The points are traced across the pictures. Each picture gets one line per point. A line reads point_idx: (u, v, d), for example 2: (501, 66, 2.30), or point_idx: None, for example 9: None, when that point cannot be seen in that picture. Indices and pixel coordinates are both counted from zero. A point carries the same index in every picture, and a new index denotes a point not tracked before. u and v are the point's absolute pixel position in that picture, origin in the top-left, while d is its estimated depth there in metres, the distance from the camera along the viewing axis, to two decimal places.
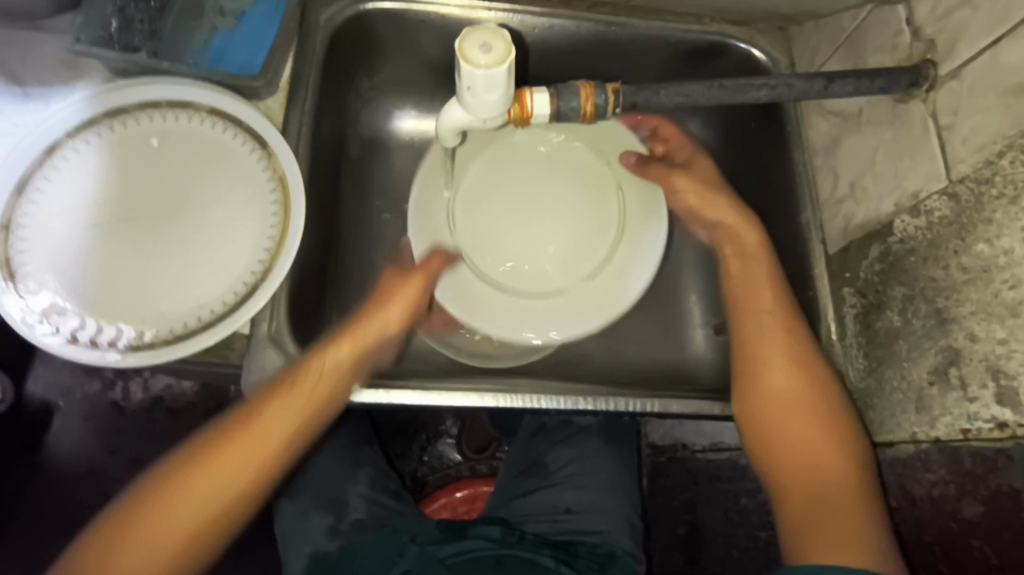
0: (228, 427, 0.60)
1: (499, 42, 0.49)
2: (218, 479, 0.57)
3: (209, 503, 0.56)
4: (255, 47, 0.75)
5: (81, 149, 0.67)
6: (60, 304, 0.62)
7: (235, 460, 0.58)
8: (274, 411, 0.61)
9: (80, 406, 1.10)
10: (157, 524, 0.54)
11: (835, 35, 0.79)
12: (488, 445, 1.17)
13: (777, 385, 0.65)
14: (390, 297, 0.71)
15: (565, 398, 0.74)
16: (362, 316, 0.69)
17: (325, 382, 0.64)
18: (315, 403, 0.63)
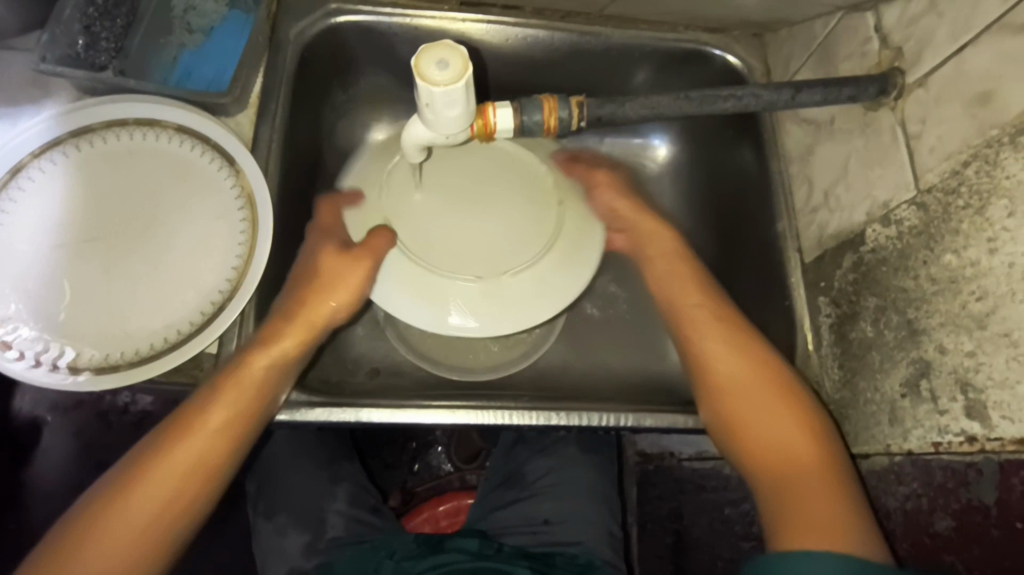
0: (162, 438, 0.57)
1: (455, 58, 0.49)
2: (159, 491, 0.55)
3: (147, 521, 0.54)
4: (224, 61, 0.75)
5: (45, 168, 0.66)
6: (26, 327, 0.61)
7: (173, 472, 0.55)
8: (211, 416, 0.58)
9: (65, 421, 1.10)
10: (101, 547, 0.52)
11: (808, 42, 0.79)
12: (476, 455, 1.16)
13: (722, 375, 0.65)
14: (334, 272, 0.67)
15: (538, 414, 0.74)
16: (305, 297, 0.66)
17: (264, 375, 0.62)
18: (253, 397, 0.61)
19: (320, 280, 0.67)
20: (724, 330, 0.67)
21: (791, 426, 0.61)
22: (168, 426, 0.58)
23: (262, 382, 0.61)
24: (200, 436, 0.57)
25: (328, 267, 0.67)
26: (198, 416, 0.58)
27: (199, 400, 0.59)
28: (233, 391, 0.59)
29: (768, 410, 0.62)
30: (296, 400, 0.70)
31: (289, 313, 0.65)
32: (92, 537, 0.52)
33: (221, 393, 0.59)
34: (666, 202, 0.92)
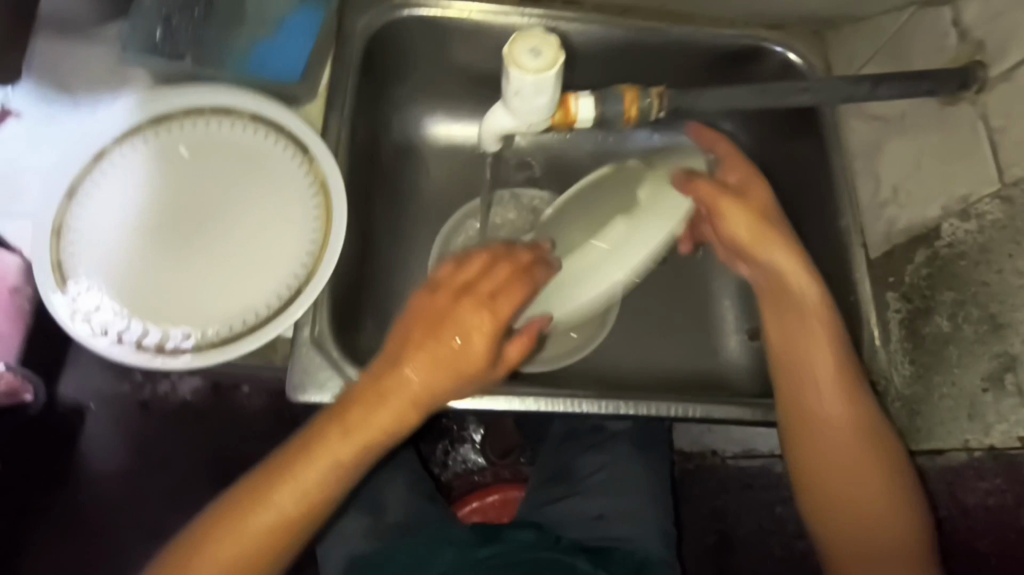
0: (281, 464, 0.59)
1: (548, 46, 0.50)
2: (251, 543, 0.57)
3: (254, 546, 0.57)
4: (295, 55, 0.74)
5: (127, 155, 0.68)
6: (110, 306, 0.63)
7: (262, 525, 0.57)
8: (312, 468, 0.58)
9: (110, 407, 1.15)
10: (218, 554, 0.56)
11: (877, 39, 0.78)
12: (512, 450, 1.17)
13: (816, 442, 0.63)
14: (454, 329, 0.58)
15: (606, 404, 0.75)
16: (458, 323, 0.58)
17: (389, 407, 0.58)
18: (373, 436, 0.58)
19: (456, 336, 0.58)
20: (832, 385, 0.63)
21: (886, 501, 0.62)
22: (281, 457, 0.59)
23: (363, 452, 0.58)
24: (288, 496, 0.58)
25: (458, 316, 0.58)
26: (292, 479, 0.58)
27: (312, 449, 0.58)
28: (341, 454, 0.58)
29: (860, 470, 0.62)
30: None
31: (435, 332, 0.58)
32: (193, 564, 0.57)
33: (335, 447, 0.58)
34: None
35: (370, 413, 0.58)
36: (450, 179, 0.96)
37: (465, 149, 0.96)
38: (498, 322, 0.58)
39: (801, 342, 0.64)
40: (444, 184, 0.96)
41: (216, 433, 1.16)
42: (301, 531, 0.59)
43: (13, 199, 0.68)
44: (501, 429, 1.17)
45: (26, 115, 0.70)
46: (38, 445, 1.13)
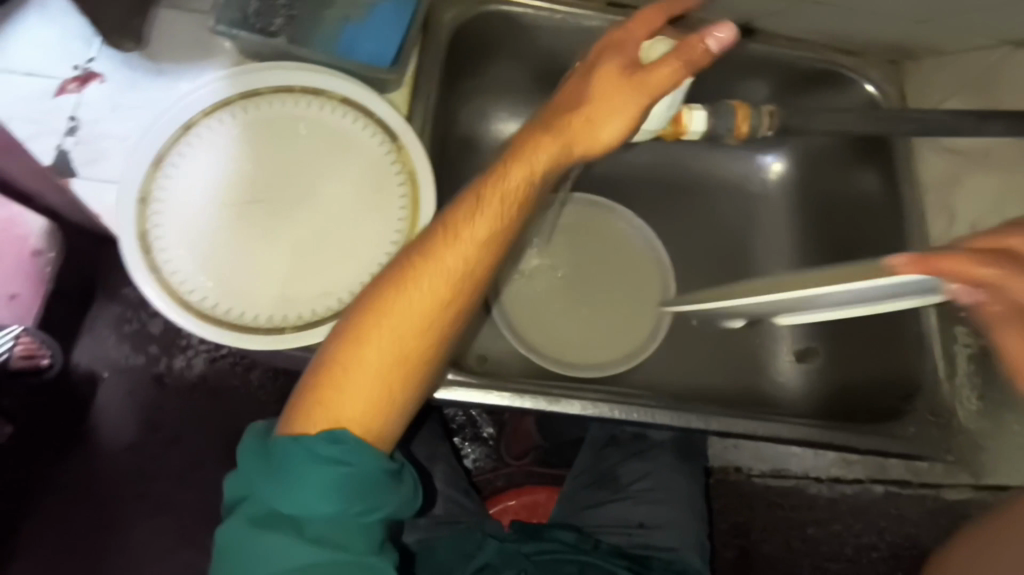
0: (415, 250, 0.55)
1: (679, 56, 0.52)
2: (396, 340, 0.53)
3: (407, 339, 0.54)
4: (388, 41, 0.73)
5: (213, 128, 0.67)
6: (194, 280, 0.63)
7: (412, 312, 0.54)
8: (464, 236, 0.55)
9: (125, 377, 1.14)
10: (371, 348, 0.53)
11: (959, 73, 0.80)
12: (527, 452, 1.16)
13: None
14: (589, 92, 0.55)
15: (675, 416, 0.72)
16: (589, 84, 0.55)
17: (531, 169, 0.56)
18: (520, 197, 0.57)
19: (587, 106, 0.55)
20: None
21: None
22: (418, 242, 0.56)
23: (498, 223, 0.56)
24: (434, 283, 0.55)
25: (599, 83, 0.54)
26: (429, 264, 0.55)
27: (452, 227, 0.55)
28: (482, 227, 0.56)
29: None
30: (450, 379, 0.68)
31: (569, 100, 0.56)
32: (344, 378, 0.52)
33: (468, 222, 0.56)
34: (775, 223, 0.95)
35: (493, 182, 0.56)
36: None
37: None
38: (672, 80, 0.53)
39: None
40: None
41: (229, 415, 1.14)
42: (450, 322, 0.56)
43: (95, 164, 0.67)
44: (520, 429, 1.16)
45: (109, 80, 0.69)
46: (52, 410, 1.12)
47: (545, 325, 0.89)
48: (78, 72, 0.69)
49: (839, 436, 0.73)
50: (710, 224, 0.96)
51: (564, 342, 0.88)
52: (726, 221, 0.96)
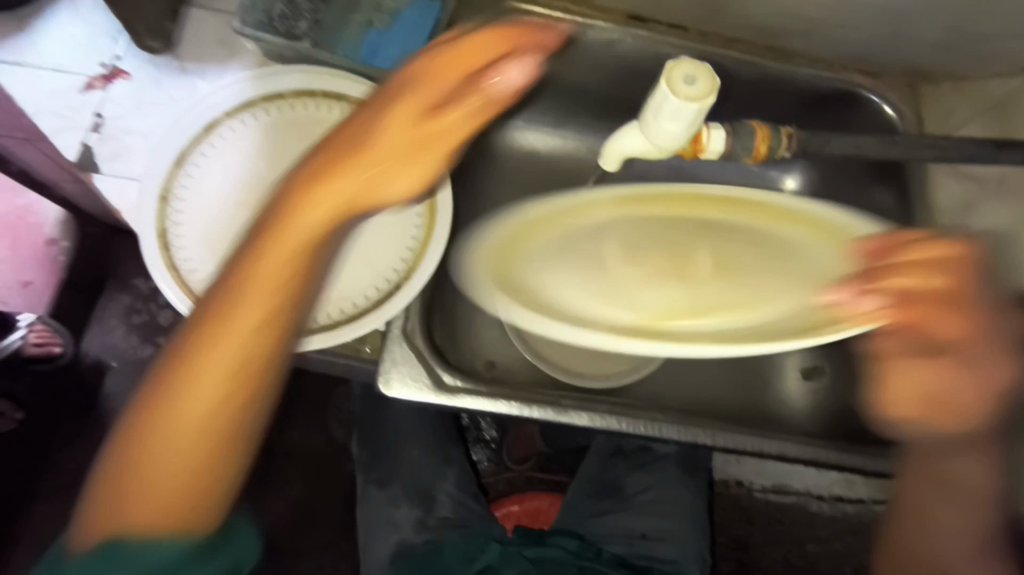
0: (187, 339, 0.48)
1: (702, 74, 0.50)
2: (179, 436, 0.47)
3: (190, 440, 0.47)
4: (411, 47, 0.74)
5: (233, 129, 0.68)
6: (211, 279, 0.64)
7: (196, 408, 0.47)
8: (236, 321, 0.48)
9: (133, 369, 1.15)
10: (160, 453, 0.47)
11: (977, 100, 0.81)
12: (529, 457, 1.16)
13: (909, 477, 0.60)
14: (379, 128, 0.51)
15: (685, 430, 0.72)
16: (374, 109, 0.52)
17: (304, 227, 0.50)
18: (296, 263, 0.50)
19: (377, 148, 0.51)
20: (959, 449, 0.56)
21: None
22: (191, 327, 0.49)
23: (288, 269, 0.49)
24: (223, 350, 0.48)
25: (393, 133, 0.51)
26: (208, 351, 0.48)
27: (223, 302, 0.49)
28: (264, 279, 0.49)
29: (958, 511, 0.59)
30: (464, 387, 0.68)
31: (332, 145, 0.52)
32: (125, 481, 0.47)
33: (262, 270, 0.49)
34: None
35: (262, 250, 0.49)
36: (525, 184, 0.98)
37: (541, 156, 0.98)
38: (463, 130, 0.52)
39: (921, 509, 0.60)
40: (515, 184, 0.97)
41: None
42: (249, 407, 0.49)
43: (117, 160, 0.68)
44: (523, 435, 1.17)
45: (134, 79, 0.70)
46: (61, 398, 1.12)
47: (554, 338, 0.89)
48: (106, 70, 0.70)
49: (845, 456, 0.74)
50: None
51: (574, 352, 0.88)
52: None
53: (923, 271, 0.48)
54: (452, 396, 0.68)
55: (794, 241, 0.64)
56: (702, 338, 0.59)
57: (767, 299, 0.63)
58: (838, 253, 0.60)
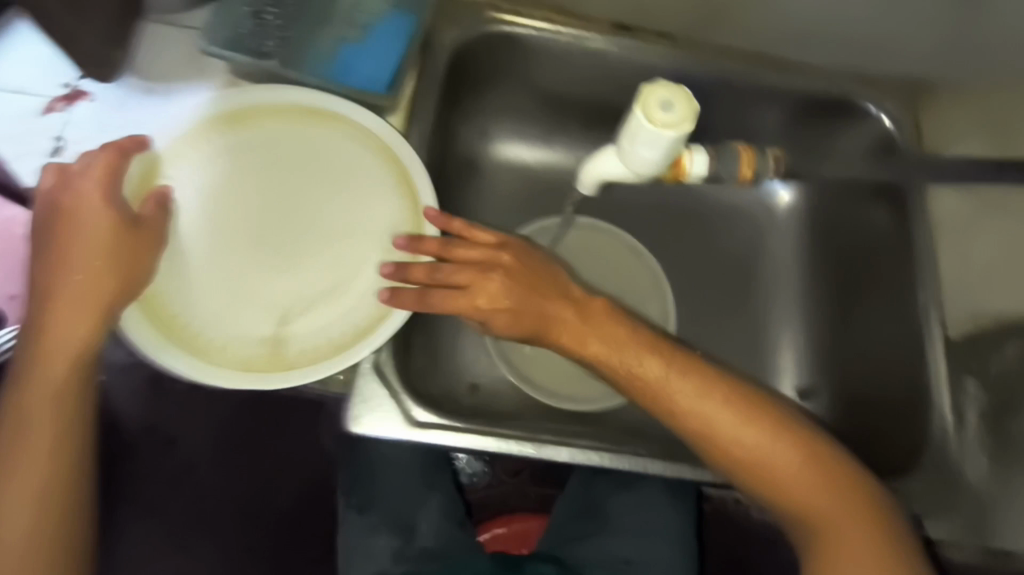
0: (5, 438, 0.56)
1: (678, 98, 0.46)
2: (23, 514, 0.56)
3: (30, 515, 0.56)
4: (384, 62, 0.71)
5: (196, 156, 0.64)
6: (180, 312, 0.61)
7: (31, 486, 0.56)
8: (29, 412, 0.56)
9: (122, 378, 1.07)
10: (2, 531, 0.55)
11: (977, 116, 0.79)
12: (521, 470, 1.13)
13: (760, 462, 0.59)
14: (72, 244, 0.56)
15: (671, 465, 0.70)
16: (78, 225, 0.57)
17: (61, 338, 0.56)
18: (67, 371, 0.57)
19: (75, 255, 0.56)
20: (760, 423, 0.59)
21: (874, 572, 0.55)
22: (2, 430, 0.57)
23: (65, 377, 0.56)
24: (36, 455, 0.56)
25: (88, 239, 0.56)
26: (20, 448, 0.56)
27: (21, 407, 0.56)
28: (42, 397, 0.56)
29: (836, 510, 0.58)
30: (444, 423, 0.66)
31: (50, 264, 0.57)
32: None
33: (37, 397, 0.56)
34: (783, 255, 0.91)
35: (36, 358, 0.56)
36: (506, 198, 0.93)
37: (531, 171, 0.94)
38: (67, 236, 0.56)
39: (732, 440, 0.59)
40: (502, 198, 0.93)
41: None
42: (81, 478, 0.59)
43: None
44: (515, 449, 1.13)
45: (100, 100, 0.67)
46: None
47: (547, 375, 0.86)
48: (67, 91, 0.67)
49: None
50: (709, 257, 0.92)
51: (571, 382, 0.85)
52: (730, 248, 0.92)
53: (467, 252, 0.63)
54: (426, 434, 0.65)
55: (381, 177, 0.67)
56: (323, 349, 0.61)
57: (346, 282, 0.64)
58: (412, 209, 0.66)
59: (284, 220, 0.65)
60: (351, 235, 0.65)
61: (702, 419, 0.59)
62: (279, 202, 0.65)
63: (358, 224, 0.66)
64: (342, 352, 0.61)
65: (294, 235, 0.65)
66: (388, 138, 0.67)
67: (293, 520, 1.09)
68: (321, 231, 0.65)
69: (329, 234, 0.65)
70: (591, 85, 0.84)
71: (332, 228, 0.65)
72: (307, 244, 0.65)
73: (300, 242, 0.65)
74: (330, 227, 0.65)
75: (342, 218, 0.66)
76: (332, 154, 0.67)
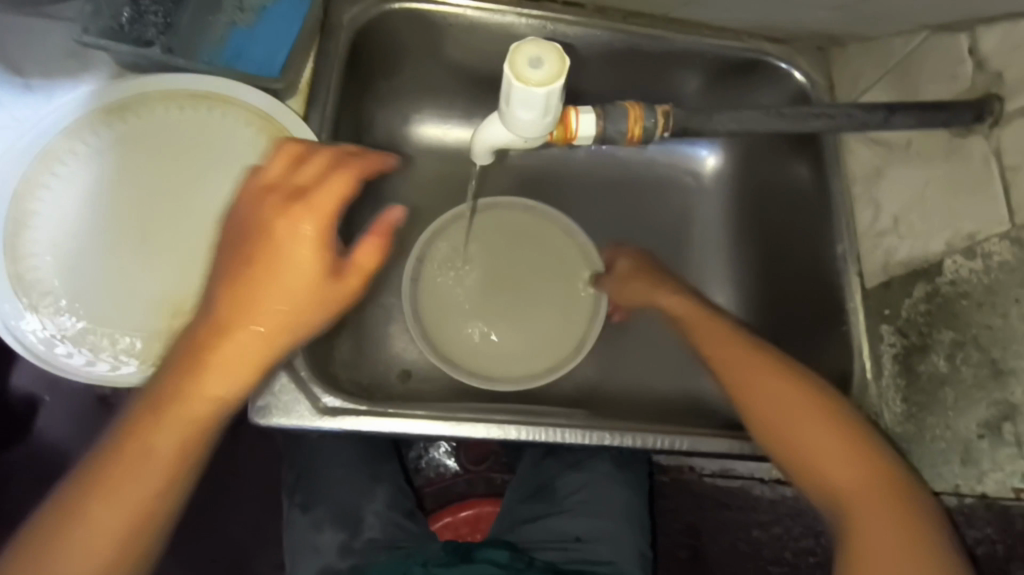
0: (90, 478, 0.50)
1: (550, 55, 0.45)
2: (89, 557, 0.49)
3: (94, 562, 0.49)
4: (276, 44, 0.69)
5: (77, 151, 0.61)
6: (74, 312, 0.59)
7: (99, 530, 0.49)
8: (146, 452, 0.50)
9: (65, 400, 1.00)
10: None
11: (882, 61, 0.76)
12: (486, 456, 1.13)
13: (765, 401, 0.64)
14: (281, 262, 0.50)
15: (590, 433, 0.71)
16: (292, 236, 0.50)
17: (220, 381, 0.50)
18: (200, 417, 0.51)
19: (277, 268, 0.50)
20: (795, 391, 0.64)
21: (873, 514, 0.57)
22: (91, 467, 0.51)
23: (201, 425, 0.51)
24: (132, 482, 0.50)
25: (295, 262, 0.50)
26: (107, 489, 0.50)
27: (133, 446, 0.50)
28: (166, 436, 0.50)
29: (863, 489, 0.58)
30: (356, 409, 0.67)
31: (223, 291, 0.50)
32: None
33: (160, 433, 0.50)
34: (710, 217, 0.92)
35: (178, 399, 0.50)
36: (434, 180, 0.93)
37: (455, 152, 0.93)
38: (251, 264, 0.50)
39: (745, 381, 0.66)
40: (429, 183, 0.93)
41: None
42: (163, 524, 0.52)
43: None
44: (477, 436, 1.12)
45: None
46: None
47: (512, 356, 0.84)
48: None
49: (754, 446, 0.72)
50: (641, 228, 0.92)
51: (552, 340, 0.85)
52: (658, 217, 0.92)
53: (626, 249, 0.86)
54: (335, 419, 0.66)
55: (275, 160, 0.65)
56: None
57: None
58: None
59: (184, 209, 0.63)
60: None
61: (736, 365, 0.67)
62: (180, 191, 0.63)
63: None
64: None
65: (192, 225, 0.63)
66: (276, 115, 0.65)
67: (249, 540, 1.01)
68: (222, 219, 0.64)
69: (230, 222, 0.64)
70: (501, 58, 0.82)
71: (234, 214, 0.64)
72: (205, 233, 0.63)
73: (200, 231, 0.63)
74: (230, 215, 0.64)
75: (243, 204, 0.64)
76: (226, 139, 0.65)
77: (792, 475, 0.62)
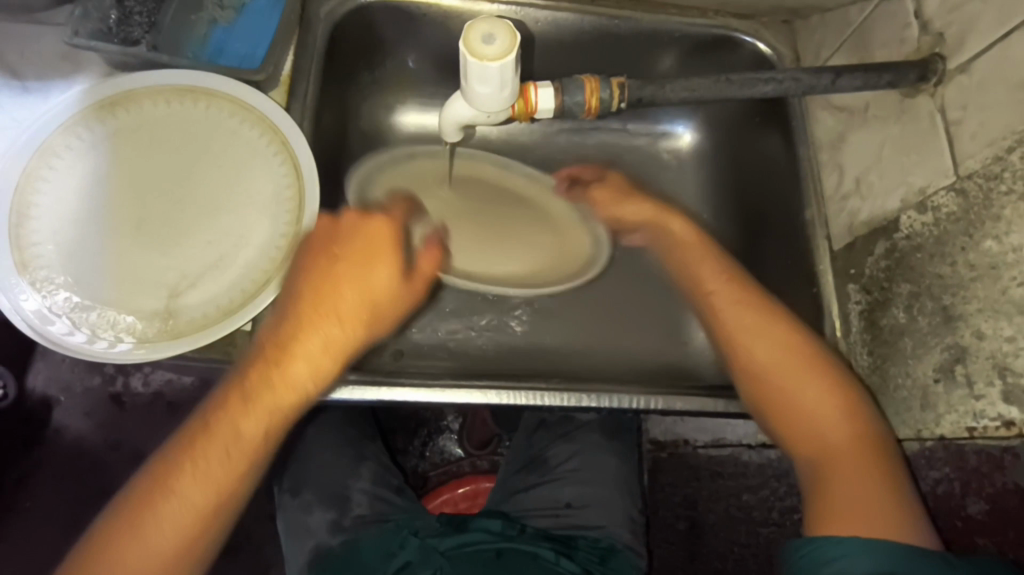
0: (182, 448, 0.57)
1: (501, 31, 0.48)
2: (179, 520, 0.55)
3: (187, 523, 0.55)
4: (256, 39, 0.74)
5: (73, 146, 0.65)
6: (71, 293, 0.62)
7: (193, 498, 0.55)
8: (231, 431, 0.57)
9: (82, 400, 1.04)
10: (143, 542, 0.54)
11: (841, 29, 0.78)
12: (489, 441, 1.15)
13: (735, 327, 0.68)
14: (367, 265, 0.61)
15: (567, 395, 0.74)
16: (373, 242, 0.62)
17: (307, 366, 0.58)
18: (284, 401, 0.58)
19: (362, 266, 0.61)
20: (765, 323, 0.67)
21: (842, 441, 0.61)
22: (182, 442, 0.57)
23: (291, 402, 0.59)
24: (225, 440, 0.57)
25: (377, 272, 0.61)
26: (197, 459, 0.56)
27: (223, 421, 0.57)
28: (258, 413, 0.57)
29: (835, 423, 0.62)
30: (347, 377, 0.71)
31: (314, 288, 0.60)
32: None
33: (245, 412, 0.57)
34: (689, 192, 0.92)
35: (268, 378, 0.58)
36: None
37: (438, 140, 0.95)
38: (337, 268, 0.60)
39: (721, 305, 0.70)
40: None
41: None
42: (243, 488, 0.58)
43: None
44: (478, 421, 1.13)
45: None
46: None
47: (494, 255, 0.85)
48: None
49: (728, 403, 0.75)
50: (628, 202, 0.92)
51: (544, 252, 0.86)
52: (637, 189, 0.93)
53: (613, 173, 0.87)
54: None
55: (259, 146, 0.69)
56: (214, 315, 0.64)
57: (236, 249, 0.67)
58: (290, 174, 0.69)
59: (177, 194, 0.68)
60: (238, 206, 0.68)
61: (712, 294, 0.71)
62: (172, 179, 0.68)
63: (244, 195, 0.69)
64: (229, 316, 0.64)
65: (184, 210, 0.67)
66: (259, 105, 0.69)
67: (260, 530, 1.04)
68: (212, 206, 0.68)
69: (219, 207, 0.68)
70: None
71: (223, 199, 0.68)
72: (195, 218, 0.67)
73: (191, 215, 0.67)
74: (218, 199, 0.68)
75: (232, 190, 0.69)
76: (213, 130, 0.69)
77: (756, 404, 0.65)
